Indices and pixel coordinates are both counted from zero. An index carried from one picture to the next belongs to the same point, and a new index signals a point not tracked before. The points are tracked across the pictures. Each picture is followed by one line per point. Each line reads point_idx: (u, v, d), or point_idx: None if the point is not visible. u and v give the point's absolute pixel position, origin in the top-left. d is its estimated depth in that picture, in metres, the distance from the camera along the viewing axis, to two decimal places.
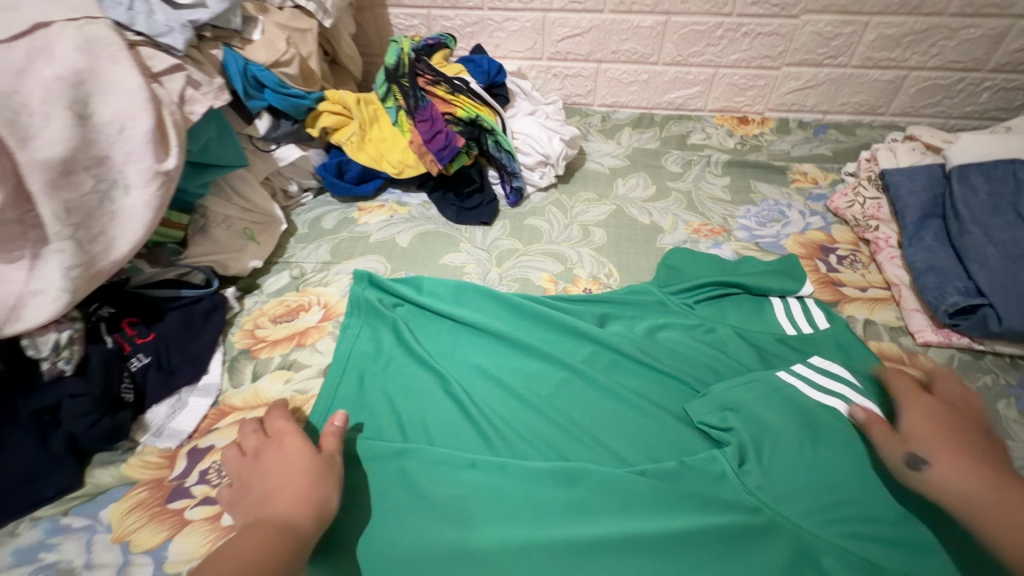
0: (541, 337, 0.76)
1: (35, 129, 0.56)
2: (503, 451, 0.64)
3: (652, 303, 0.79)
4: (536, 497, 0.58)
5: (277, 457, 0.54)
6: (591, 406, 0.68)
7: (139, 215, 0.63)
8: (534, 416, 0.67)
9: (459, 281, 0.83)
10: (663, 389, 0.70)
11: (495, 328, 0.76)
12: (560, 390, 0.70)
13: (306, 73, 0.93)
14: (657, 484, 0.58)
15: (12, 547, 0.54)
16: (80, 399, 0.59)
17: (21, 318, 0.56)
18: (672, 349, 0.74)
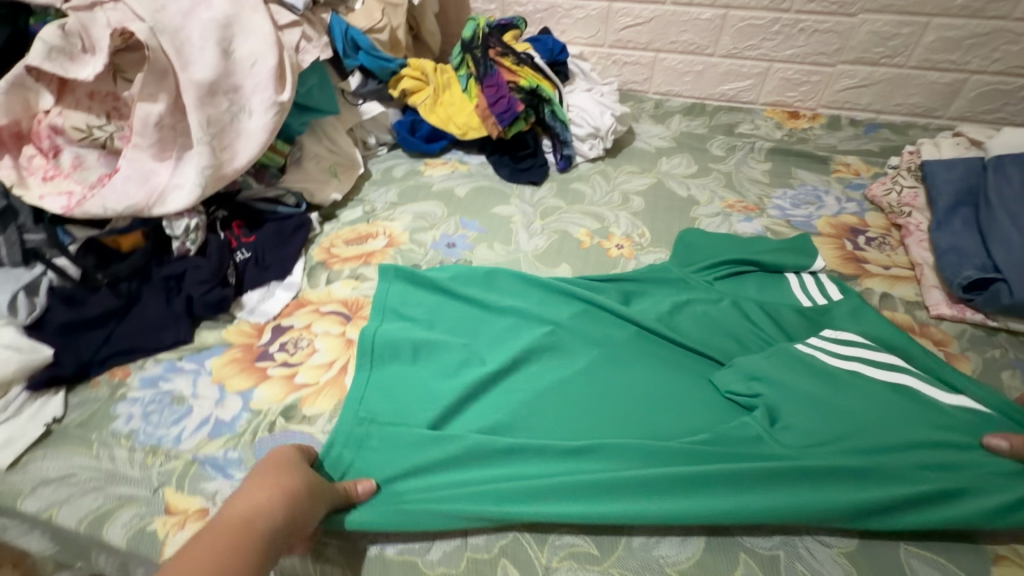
0: (564, 313, 0.77)
1: (194, 57, 0.72)
2: (540, 410, 0.66)
3: (674, 278, 0.83)
4: (581, 461, 0.60)
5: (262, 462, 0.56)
6: (630, 378, 0.69)
7: (257, 135, 0.77)
8: (574, 383, 0.68)
9: (489, 267, 0.83)
10: (689, 359, 0.72)
11: (527, 305, 0.78)
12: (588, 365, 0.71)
13: (395, 42, 1.08)
14: (696, 446, 0.60)
15: (139, 375, 0.69)
16: (201, 269, 0.75)
17: (165, 204, 0.73)
18: (695, 317, 0.76)
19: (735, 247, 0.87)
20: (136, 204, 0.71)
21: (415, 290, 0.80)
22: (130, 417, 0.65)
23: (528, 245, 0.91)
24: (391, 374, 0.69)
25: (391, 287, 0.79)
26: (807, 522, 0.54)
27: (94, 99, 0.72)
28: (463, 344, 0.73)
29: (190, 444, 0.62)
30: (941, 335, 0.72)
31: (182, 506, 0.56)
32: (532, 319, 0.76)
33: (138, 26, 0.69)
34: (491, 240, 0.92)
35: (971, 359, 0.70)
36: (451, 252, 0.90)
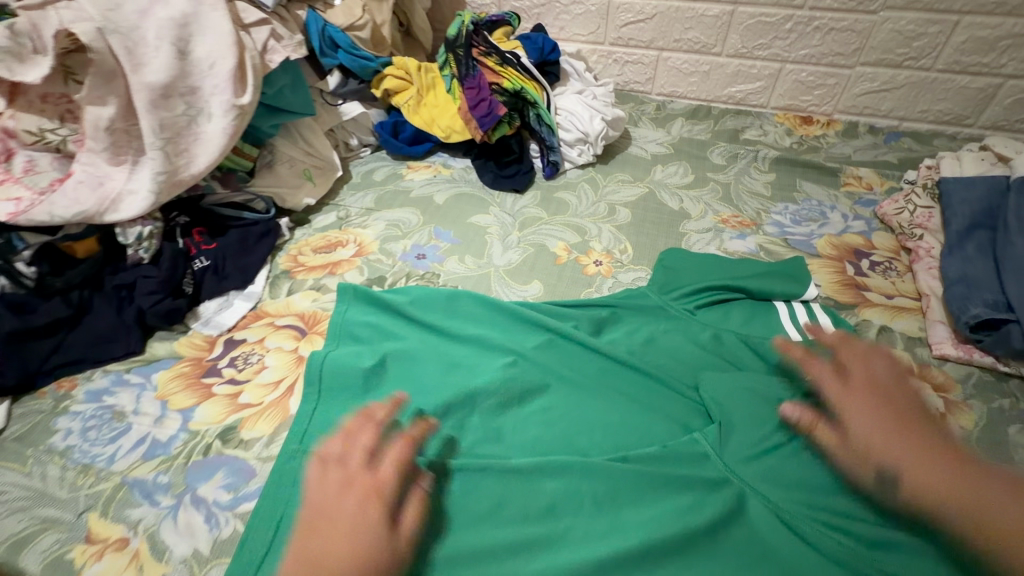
0: (526, 344, 0.71)
1: (147, 58, 0.70)
2: (498, 452, 0.59)
3: (651, 307, 0.75)
4: (523, 516, 0.53)
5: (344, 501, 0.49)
6: (596, 417, 0.62)
7: (216, 139, 0.74)
8: (533, 424, 0.62)
9: (453, 290, 0.78)
10: (657, 397, 0.65)
11: (487, 335, 0.71)
12: (545, 405, 0.64)
13: (378, 39, 1.03)
14: (640, 506, 0.53)
15: (86, 388, 0.67)
16: (150, 279, 0.73)
17: (118, 210, 0.71)
18: (667, 353, 0.69)
19: (720, 270, 0.80)
20: (87, 212, 0.68)
21: (372, 315, 0.74)
22: (69, 432, 0.63)
23: (501, 259, 0.87)
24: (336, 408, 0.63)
25: (349, 311, 0.74)
26: None
27: (47, 102, 0.69)
28: (422, 376, 0.67)
29: (122, 465, 0.60)
30: (943, 379, 0.65)
31: (104, 534, 0.54)
32: (495, 350, 0.70)
33: (85, 25, 0.66)
34: (463, 252, 0.88)
35: (974, 409, 0.62)
36: (420, 264, 0.86)
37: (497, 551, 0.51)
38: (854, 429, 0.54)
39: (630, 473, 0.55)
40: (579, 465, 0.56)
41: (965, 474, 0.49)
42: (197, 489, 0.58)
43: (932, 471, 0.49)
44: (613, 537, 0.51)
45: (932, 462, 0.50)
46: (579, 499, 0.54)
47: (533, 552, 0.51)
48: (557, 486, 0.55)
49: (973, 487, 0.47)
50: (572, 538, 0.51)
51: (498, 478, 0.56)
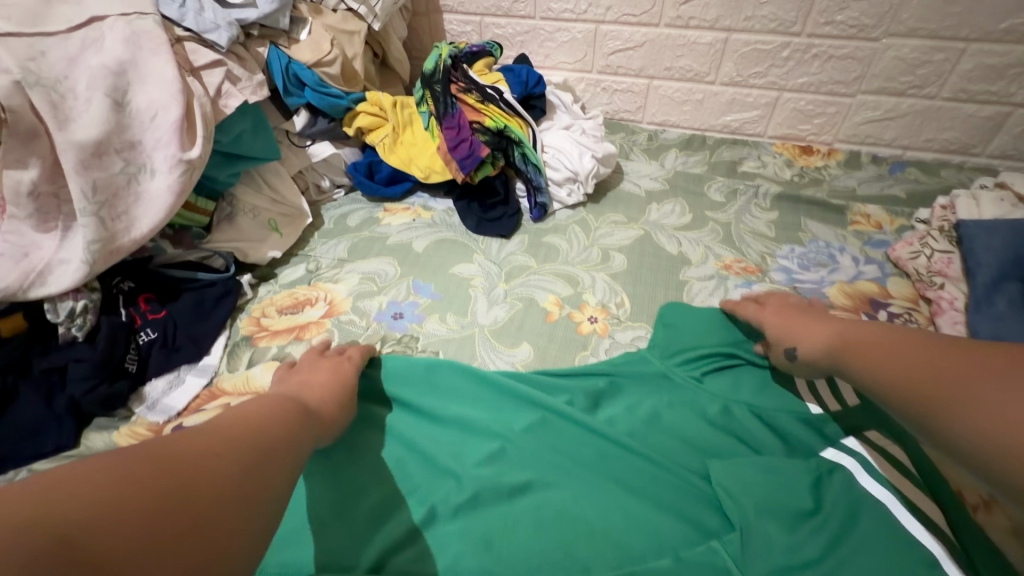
0: (517, 424, 0.63)
1: (76, 112, 0.61)
2: (485, 563, 0.51)
3: (654, 376, 0.68)
4: None
5: (318, 377, 0.59)
6: (596, 519, 0.54)
7: (161, 198, 0.66)
8: (522, 526, 0.54)
9: (432, 359, 0.69)
10: (664, 489, 0.57)
11: (473, 416, 0.64)
12: (537, 504, 0.56)
13: (350, 74, 0.96)
14: None
15: None
16: (83, 363, 0.64)
17: (45, 284, 0.62)
18: (673, 434, 0.62)
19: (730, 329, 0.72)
20: (6, 289, 0.60)
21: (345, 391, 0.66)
22: None
23: (487, 316, 0.79)
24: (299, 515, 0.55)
25: None
26: None
27: None
28: (399, 470, 0.59)
29: None
30: None
31: None
32: (481, 434, 0.62)
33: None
34: (444, 309, 0.80)
35: None
36: (397, 325, 0.78)
37: None
38: (795, 341, 0.58)
39: None
40: None
41: (951, 365, 0.41)
42: None
43: (868, 338, 0.49)
44: None
45: (877, 335, 0.49)
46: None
47: None
48: None
49: (891, 350, 0.46)
50: None
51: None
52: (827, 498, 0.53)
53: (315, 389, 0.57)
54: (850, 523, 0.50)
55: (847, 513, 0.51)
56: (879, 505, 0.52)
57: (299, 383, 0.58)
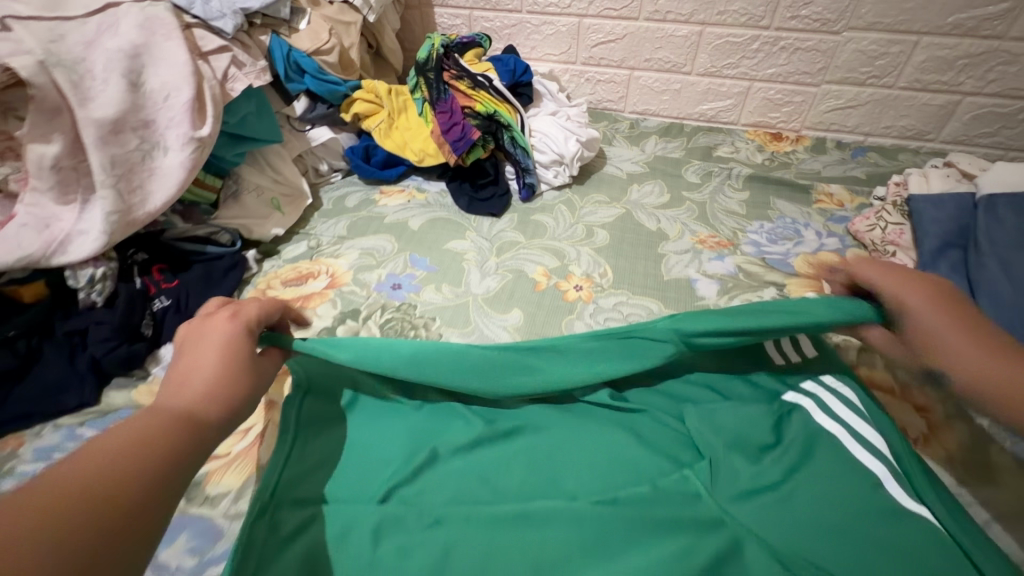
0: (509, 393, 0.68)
1: (94, 92, 0.65)
2: (484, 495, 0.57)
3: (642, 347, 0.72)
4: (501, 564, 0.51)
5: (208, 351, 0.45)
6: (578, 454, 0.61)
7: (174, 174, 0.71)
8: (517, 464, 0.60)
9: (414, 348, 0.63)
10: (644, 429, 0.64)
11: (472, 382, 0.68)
12: (527, 447, 0.62)
13: (346, 63, 1.01)
14: (638, 556, 0.51)
15: (34, 446, 0.62)
16: (103, 325, 0.68)
17: (66, 252, 0.66)
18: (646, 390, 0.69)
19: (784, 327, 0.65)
20: (32, 256, 0.63)
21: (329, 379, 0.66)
22: None
23: (479, 286, 0.84)
24: (310, 459, 0.61)
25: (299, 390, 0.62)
26: None
27: None
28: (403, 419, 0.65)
29: None
30: (924, 400, 0.66)
31: None
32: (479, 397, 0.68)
33: (24, 59, 0.61)
34: (440, 280, 0.85)
35: (957, 429, 0.63)
36: (396, 294, 0.83)
37: None
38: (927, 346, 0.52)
39: (622, 519, 0.54)
40: (570, 516, 0.55)
41: None
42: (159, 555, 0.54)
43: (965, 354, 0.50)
44: None
45: None
46: (568, 552, 0.52)
47: None
48: (547, 538, 0.53)
49: None
50: None
51: (484, 530, 0.54)
52: (788, 434, 0.60)
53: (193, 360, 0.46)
54: (808, 453, 0.57)
55: (804, 447, 0.58)
56: (835, 436, 0.59)
57: (182, 360, 0.45)
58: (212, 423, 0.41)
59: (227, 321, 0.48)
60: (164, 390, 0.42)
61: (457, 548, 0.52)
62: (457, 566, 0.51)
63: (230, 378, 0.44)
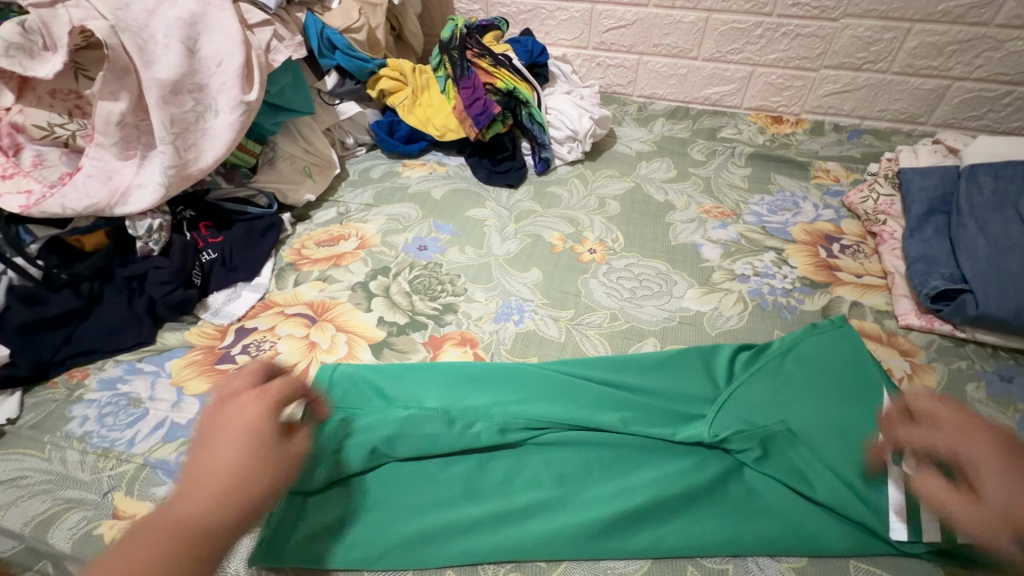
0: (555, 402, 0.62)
1: (157, 56, 0.72)
2: None
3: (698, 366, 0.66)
4: (526, 482, 0.57)
5: (227, 442, 0.47)
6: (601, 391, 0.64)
7: (224, 135, 0.77)
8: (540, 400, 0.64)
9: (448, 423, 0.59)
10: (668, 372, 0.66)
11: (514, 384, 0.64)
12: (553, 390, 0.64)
13: (374, 42, 1.07)
14: (653, 474, 0.58)
15: (99, 377, 0.68)
16: (162, 270, 0.75)
17: (128, 203, 0.72)
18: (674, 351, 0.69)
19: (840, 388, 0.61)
20: (97, 204, 0.70)
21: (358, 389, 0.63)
22: (85, 419, 0.64)
23: (500, 249, 0.91)
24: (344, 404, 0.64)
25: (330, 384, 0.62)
26: (749, 550, 0.53)
27: (56, 97, 0.71)
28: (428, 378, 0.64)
29: (143, 448, 0.61)
30: (908, 346, 0.73)
31: (130, 511, 0.56)
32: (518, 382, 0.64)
33: (98, 23, 0.68)
34: (463, 243, 0.92)
35: (937, 370, 0.70)
36: (422, 254, 0.89)
37: (514, 514, 0.55)
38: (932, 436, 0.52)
39: (639, 442, 0.60)
40: (589, 440, 0.60)
41: None
42: None
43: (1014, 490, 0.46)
44: (622, 496, 0.56)
45: None
46: (588, 469, 0.59)
47: (548, 513, 0.55)
48: (568, 457, 0.59)
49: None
50: (580, 501, 0.56)
51: (512, 453, 0.60)
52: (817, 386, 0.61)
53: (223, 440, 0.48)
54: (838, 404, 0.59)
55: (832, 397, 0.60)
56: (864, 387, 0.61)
57: (202, 453, 0.47)
58: (217, 533, 0.42)
59: (250, 402, 0.51)
60: (183, 490, 0.44)
61: (489, 460, 0.59)
62: (490, 478, 0.58)
63: (236, 482, 0.45)
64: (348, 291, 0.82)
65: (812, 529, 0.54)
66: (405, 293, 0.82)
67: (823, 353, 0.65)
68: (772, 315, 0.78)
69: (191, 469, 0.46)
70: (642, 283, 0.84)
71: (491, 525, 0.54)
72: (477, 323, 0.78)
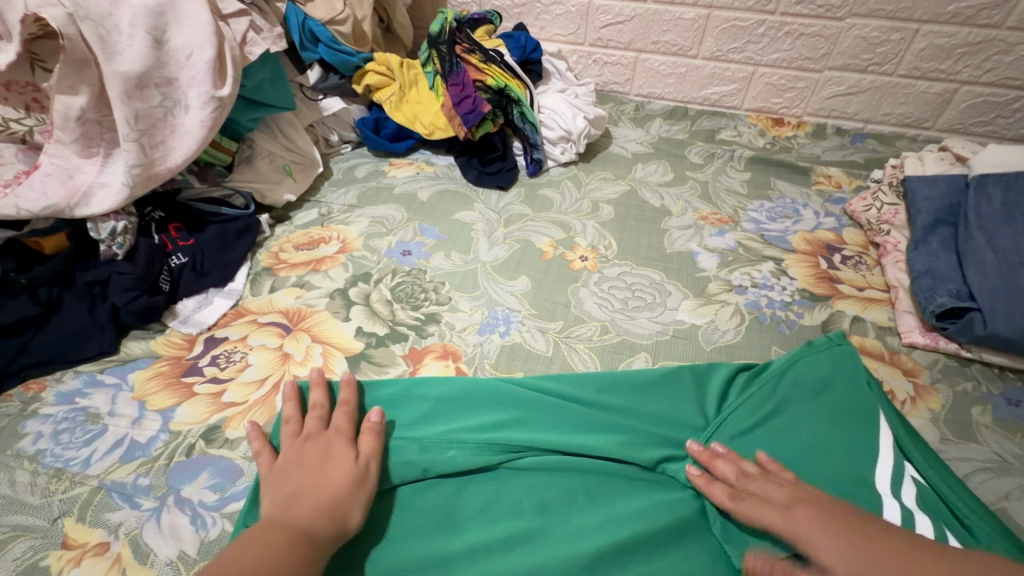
0: (540, 425, 0.59)
1: (121, 47, 0.67)
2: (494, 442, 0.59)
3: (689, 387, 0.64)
4: (505, 511, 0.54)
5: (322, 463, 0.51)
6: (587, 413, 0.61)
7: (194, 132, 0.73)
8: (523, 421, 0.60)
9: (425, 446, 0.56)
10: (657, 393, 0.63)
11: (494, 408, 0.61)
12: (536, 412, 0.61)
13: (360, 35, 1.02)
14: (641, 505, 0.54)
15: (56, 390, 0.64)
16: (125, 276, 0.71)
17: (89, 204, 0.68)
18: (667, 368, 0.66)
19: (838, 412, 0.57)
20: (56, 206, 0.65)
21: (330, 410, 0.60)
22: (39, 436, 0.60)
23: (487, 254, 0.87)
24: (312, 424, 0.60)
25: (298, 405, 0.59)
26: None
27: (11, 90, 0.66)
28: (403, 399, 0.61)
29: (98, 468, 0.57)
30: (911, 365, 0.69)
31: (81, 539, 0.52)
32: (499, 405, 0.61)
33: (54, 11, 0.63)
34: (449, 248, 0.88)
35: (941, 392, 0.66)
36: (406, 260, 0.85)
37: (492, 547, 0.51)
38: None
39: (628, 468, 0.57)
40: (575, 465, 0.57)
41: None
42: (181, 490, 0.56)
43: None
44: (607, 528, 0.52)
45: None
46: (573, 496, 0.55)
47: (528, 545, 0.52)
48: (552, 483, 0.56)
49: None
50: (562, 533, 0.52)
51: (491, 479, 0.56)
52: (813, 412, 0.58)
53: (309, 463, 0.52)
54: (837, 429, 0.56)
55: (830, 422, 0.56)
56: (863, 412, 0.57)
57: (288, 476, 0.51)
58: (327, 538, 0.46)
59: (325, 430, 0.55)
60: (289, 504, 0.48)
61: (469, 483, 0.56)
62: (467, 506, 0.54)
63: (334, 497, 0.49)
64: (326, 298, 0.78)
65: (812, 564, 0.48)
66: (386, 302, 0.78)
67: (823, 374, 0.62)
68: (769, 330, 0.75)
69: (281, 488, 0.50)
70: (634, 293, 0.81)
71: (464, 559, 0.50)
72: (460, 335, 0.74)
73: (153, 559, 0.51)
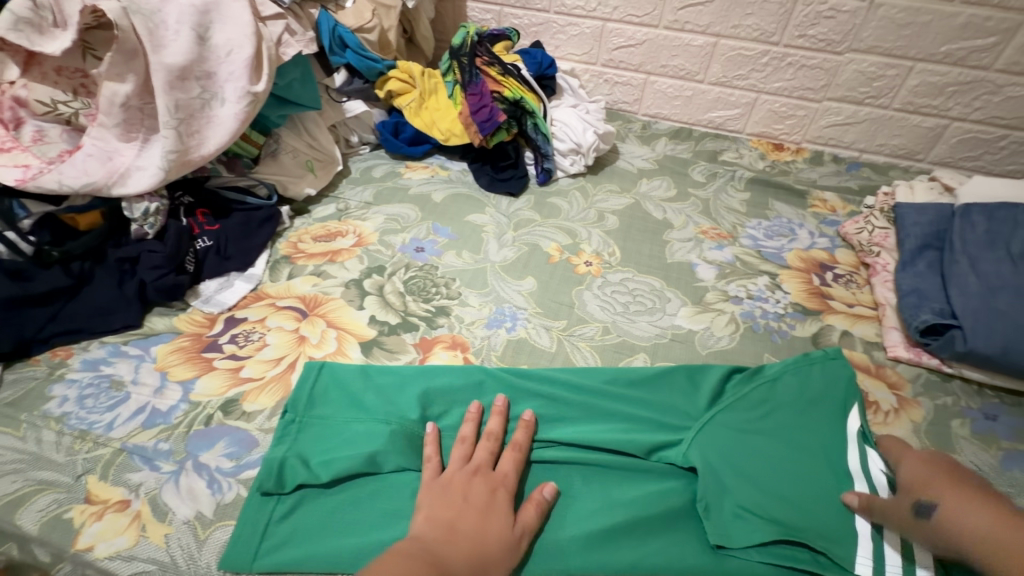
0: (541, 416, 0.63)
1: (167, 41, 0.72)
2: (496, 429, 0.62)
3: (686, 385, 0.67)
4: None
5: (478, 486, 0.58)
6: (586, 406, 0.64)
7: (228, 124, 0.77)
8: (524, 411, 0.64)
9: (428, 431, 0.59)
10: (654, 391, 0.66)
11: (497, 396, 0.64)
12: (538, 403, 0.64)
13: (385, 43, 1.08)
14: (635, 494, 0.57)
15: (81, 357, 0.68)
16: (155, 254, 0.75)
17: (125, 185, 0.72)
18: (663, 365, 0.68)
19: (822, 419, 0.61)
20: (95, 183, 0.69)
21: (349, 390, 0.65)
22: (65, 399, 0.63)
23: (497, 255, 0.91)
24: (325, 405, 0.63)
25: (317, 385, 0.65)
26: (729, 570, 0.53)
27: (61, 74, 0.71)
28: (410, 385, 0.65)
29: (121, 432, 0.60)
30: (895, 379, 0.73)
31: (103, 496, 0.55)
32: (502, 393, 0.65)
33: (110, 4, 0.68)
34: (460, 247, 0.92)
35: (922, 405, 0.70)
36: (418, 256, 0.89)
37: None
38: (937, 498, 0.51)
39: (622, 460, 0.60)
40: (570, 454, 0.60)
41: None
42: (199, 456, 0.59)
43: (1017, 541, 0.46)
44: (603, 513, 0.56)
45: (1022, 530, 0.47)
46: (569, 482, 0.58)
47: None
48: (549, 469, 0.59)
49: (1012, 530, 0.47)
50: (559, 514, 0.56)
51: None
52: (800, 417, 0.61)
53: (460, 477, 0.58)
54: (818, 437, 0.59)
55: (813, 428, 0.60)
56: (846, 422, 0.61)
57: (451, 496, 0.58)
58: None
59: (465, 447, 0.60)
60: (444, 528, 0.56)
61: None
62: None
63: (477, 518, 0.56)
64: (342, 287, 0.81)
65: (782, 550, 0.52)
66: (399, 293, 0.81)
67: (814, 384, 0.65)
68: (762, 338, 0.79)
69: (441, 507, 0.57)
70: (635, 298, 0.84)
71: None
72: (469, 328, 0.77)
73: (172, 517, 0.54)
